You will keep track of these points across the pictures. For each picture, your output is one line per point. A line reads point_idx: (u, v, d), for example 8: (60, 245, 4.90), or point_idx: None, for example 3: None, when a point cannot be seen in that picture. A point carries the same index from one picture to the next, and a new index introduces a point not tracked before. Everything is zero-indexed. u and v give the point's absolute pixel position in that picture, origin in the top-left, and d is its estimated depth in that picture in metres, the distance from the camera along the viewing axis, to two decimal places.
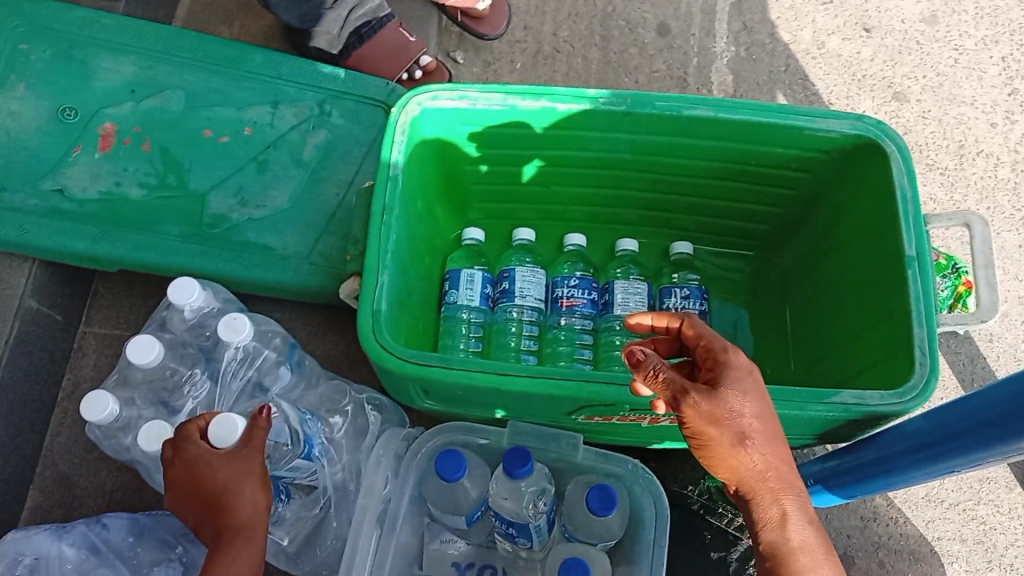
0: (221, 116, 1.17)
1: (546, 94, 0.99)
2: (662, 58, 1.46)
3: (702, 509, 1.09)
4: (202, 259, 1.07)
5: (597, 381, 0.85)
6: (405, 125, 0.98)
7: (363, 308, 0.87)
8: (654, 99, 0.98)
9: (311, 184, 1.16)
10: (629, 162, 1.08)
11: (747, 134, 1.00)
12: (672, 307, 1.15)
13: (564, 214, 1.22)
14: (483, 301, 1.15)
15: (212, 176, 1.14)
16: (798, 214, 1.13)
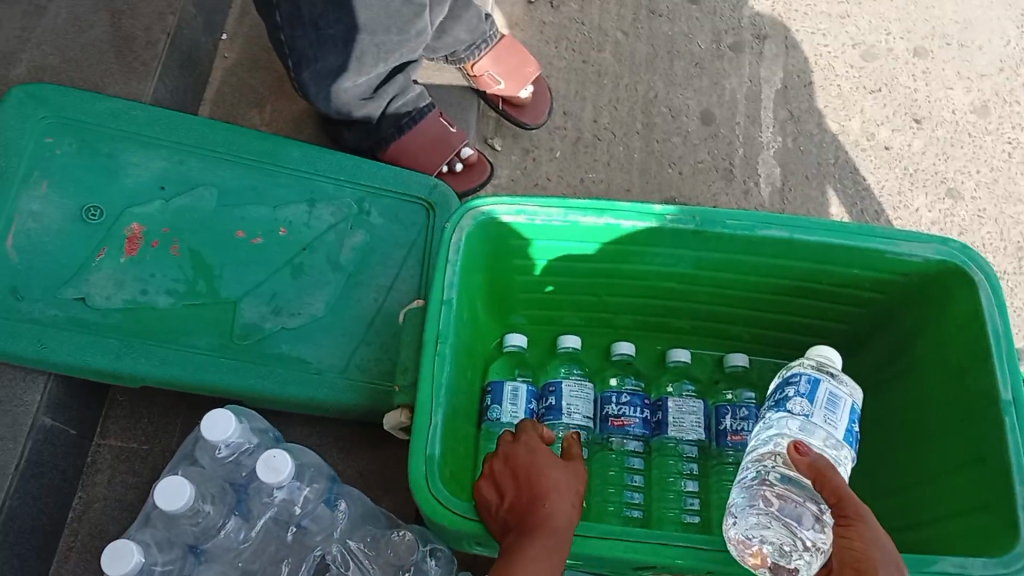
0: (254, 215, 1.11)
1: (609, 210, 0.92)
2: (705, 147, 1.41)
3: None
4: (231, 376, 1.00)
5: (672, 545, 0.76)
6: (459, 241, 0.91)
7: (416, 453, 0.80)
8: (726, 218, 0.92)
9: (348, 289, 1.09)
10: (690, 276, 1.01)
11: (822, 255, 0.94)
12: (728, 430, 1.06)
13: (610, 322, 1.16)
14: (528, 418, 1.08)
15: (244, 281, 1.07)
16: (864, 332, 1.07)
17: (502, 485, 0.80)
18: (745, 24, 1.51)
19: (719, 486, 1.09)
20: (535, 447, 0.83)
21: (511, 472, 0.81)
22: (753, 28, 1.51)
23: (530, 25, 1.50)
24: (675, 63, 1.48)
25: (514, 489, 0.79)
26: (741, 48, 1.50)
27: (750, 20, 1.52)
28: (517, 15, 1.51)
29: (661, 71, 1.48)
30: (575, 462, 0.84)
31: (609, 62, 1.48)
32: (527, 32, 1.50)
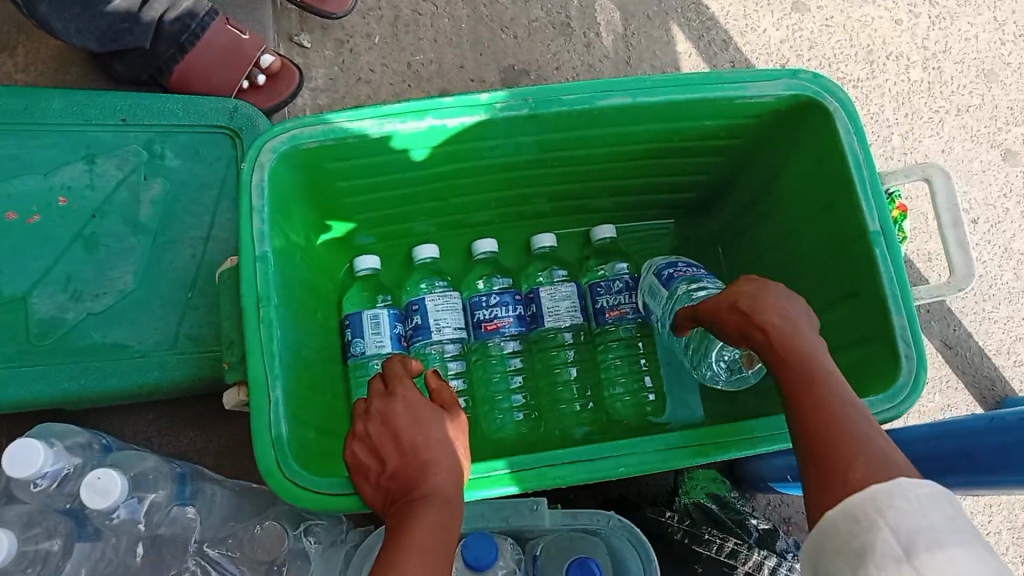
0: (25, 188, 0.94)
1: (429, 109, 0.80)
2: (539, 3, 1.27)
3: (687, 537, 0.91)
4: (39, 384, 0.88)
5: (558, 465, 0.68)
6: (262, 182, 0.77)
7: (259, 436, 0.70)
8: (560, 92, 0.80)
9: (157, 252, 0.95)
10: (536, 161, 0.91)
11: (670, 113, 0.84)
12: (605, 307, 1.00)
13: (466, 221, 1.05)
14: (395, 344, 0.98)
15: (30, 269, 0.92)
16: (729, 178, 1.00)
17: (377, 450, 0.66)
18: None
19: (605, 364, 1.04)
20: (409, 400, 0.69)
21: (381, 433, 0.67)
22: None
23: None
24: None
25: (394, 455, 0.65)
26: None
27: None
28: None
29: None
30: (453, 408, 0.70)
31: None
32: None
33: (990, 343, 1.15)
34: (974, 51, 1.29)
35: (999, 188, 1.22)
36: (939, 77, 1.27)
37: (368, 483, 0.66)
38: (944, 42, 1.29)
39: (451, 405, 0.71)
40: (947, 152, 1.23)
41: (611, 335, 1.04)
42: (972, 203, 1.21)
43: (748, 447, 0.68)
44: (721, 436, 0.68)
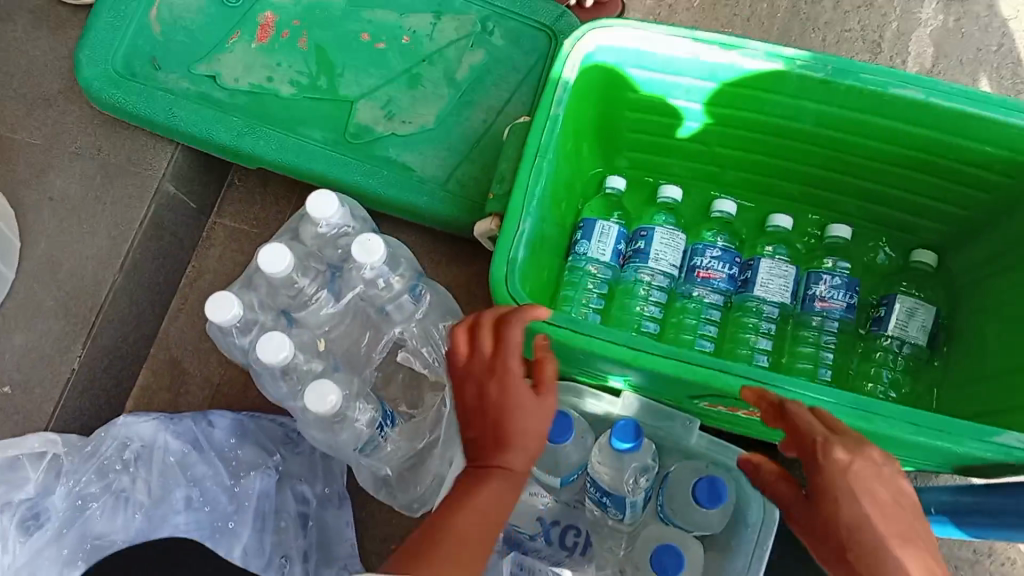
0: (381, 19, 1.12)
1: (738, 46, 0.89)
2: (857, 16, 1.31)
3: None
4: (339, 170, 1.05)
5: (732, 374, 0.79)
6: (574, 59, 0.90)
7: (499, 252, 0.83)
8: (859, 70, 0.87)
9: (459, 106, 1.10)
10: (806, 134, 0.98)
11: (951, 125, 0.89)
12: (815, 296, 1.06)
13: (717, 177, 1.13)
14: (613, 257, 1.09)
15: (363, 83, 1.10)
16: (982, 221, 1.02)
17: (471, 363, 0.72)
18: None
19: (793, 351, 1.09)
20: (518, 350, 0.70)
21: (487, 372, 0.70)
22: None
23: None
24: None
25: (479, 397, 0.70)
26: None
27: None
28: None
29: None
30: (547, 395, 0.71)
31: None
32: None
33: None
34: None
35: None
36: None
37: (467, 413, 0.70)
38: None
39: (547, 385, 0.72)
40: None
41: (808, 327, 1.08)
42: None
43: (910, 430, 0.76)
44: (881, 407, 0.77)
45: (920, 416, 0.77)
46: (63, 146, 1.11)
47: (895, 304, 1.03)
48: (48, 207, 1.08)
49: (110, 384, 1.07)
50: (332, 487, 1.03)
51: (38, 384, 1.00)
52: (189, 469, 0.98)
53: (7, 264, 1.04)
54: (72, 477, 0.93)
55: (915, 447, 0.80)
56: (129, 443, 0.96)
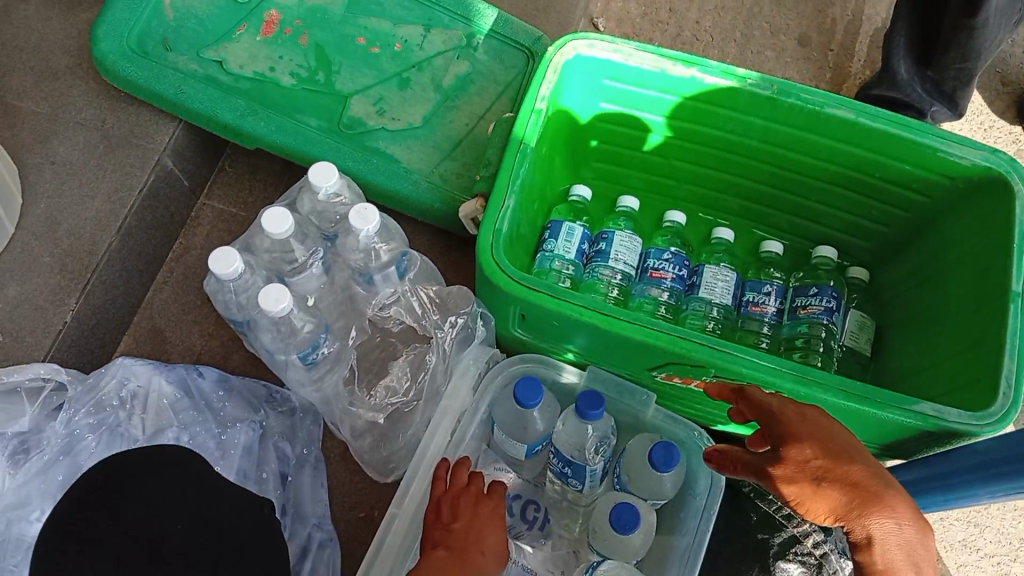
0: (376, 27, 1.22)
1: (698, 64, 1.01)
2: (796, 66, 1.48)
3: (753, 491, 1.07)
4: (333, 156, 1.12)
5: (695, 340, 0.88)
6: (558, 65, 1.01)
7: (486, 224, 0.93)
8: (800, 90, 1.01)
9: (445, 110, 1.21)
10: (754, 150, 1.11)
11: (880, 145, 1.03)
12: (750, 301, 1.17)
13: (670, 190, 1.25)
14: (577, 255, 1.19)
15: (357, 81, 1.19)
16: (903, 237, 1.16)
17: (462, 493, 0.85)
18: None
19: None
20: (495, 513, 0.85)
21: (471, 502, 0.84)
22: None
23: None
24: None
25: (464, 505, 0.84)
26: None
27: None
28: None
29: None
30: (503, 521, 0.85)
31: None
32: None
33: None
34: None
35: None
36: None
37: (436, 529, 0.83)
38: None
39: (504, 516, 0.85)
40: None
41: (746, 331, 1.17)
42: None
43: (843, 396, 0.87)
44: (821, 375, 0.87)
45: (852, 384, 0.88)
46: (66, 117, 1.13)
47: (847, 317, 1.15)
48: (50, 170, 1.10)
49: (96, 344, 1.10)
50: (312, 448, 1.05)
51: (31, 331, 1.02)
52: (180, 413, 0.99)
53: (8, 217, 1.05)
54: (72, 407, 0.94)
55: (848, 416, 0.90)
56: (128, 382, 0.96)
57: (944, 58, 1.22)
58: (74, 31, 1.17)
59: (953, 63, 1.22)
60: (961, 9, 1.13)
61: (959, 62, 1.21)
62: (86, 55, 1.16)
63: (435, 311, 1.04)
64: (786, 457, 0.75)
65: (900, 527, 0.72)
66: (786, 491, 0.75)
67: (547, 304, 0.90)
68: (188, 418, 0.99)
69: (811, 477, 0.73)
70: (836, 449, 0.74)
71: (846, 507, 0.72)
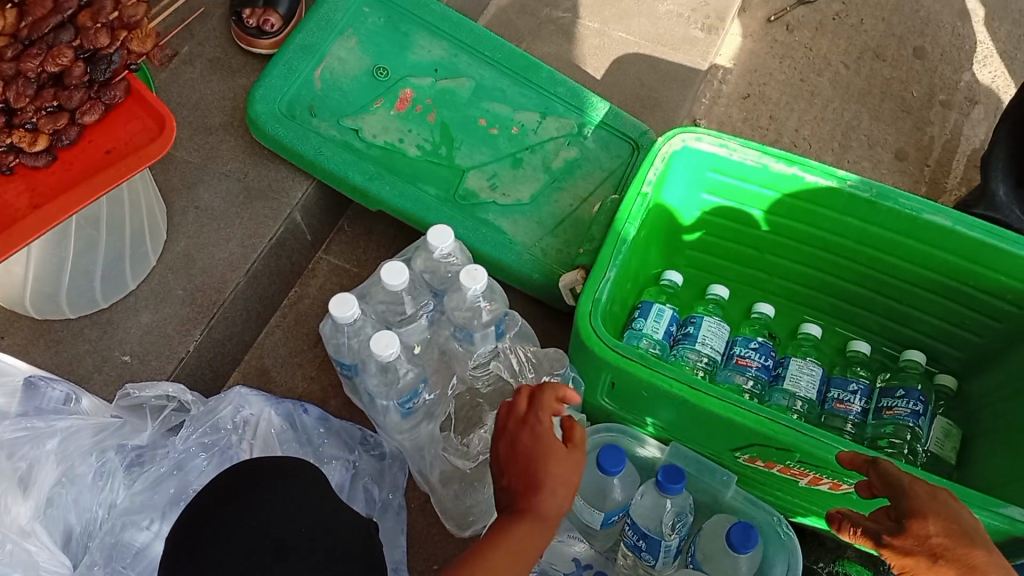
0: (497, 110, 1.33)
1: (799, 162, 1.07)
2: (892, 178, 1.52)
3: None
4: (446, 222, 1.22)
5: (780, 422, 0.90)
6: (666, 154, 1.08)
7: (587, 293, 0.99)
8: (897, 196, 1.06)
9: (552, 190, 1.29)
10: (848, 249, 1.14)
11: (976, 254, 1.05)
12: (834, 397, 1.19)
13: (761, 283, 1.29)
14: (665, 337, 1.23)
15: (475, 158, 1.29)
16: (996, 350, 1.16)
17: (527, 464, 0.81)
18: (961, 86, 1.62)
19: None
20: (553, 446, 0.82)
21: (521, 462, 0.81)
22: (967, 91, 1.62)
23: (761, 39, 1.67)
24: (885, 102, 1.61)
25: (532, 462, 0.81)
26: (950, 105, 1.60)
27: (967, 84, 1.63)
28: (753, 28, 1.69)
29: (870, 106, 1.60)
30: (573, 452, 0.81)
31: (824, 86, 1.62)
32: (757, 44, 1.67)
33: None
34: None
35: None
36: None
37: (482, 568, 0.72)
38: None
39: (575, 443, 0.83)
40: None
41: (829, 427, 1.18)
42: None
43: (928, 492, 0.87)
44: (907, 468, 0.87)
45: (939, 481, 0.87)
46: (214, 167, 1.26)
47: (934, 424, 1.15)
48: (193, 213, 1.23)
49: (209, 376, 1.19)
50: (396, 494, 1.09)
51: (156, 357, 1.12)
52: (283, 446, 1.06)
53: (153, 249, 1.16)
54: (192, 426, 1.01)
55: None
56: (242, 409, 1.04)
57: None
58: (232, 94, 1.32)
59: None
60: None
61: None
62: (238, 115, 1.30)
63: (530, 370, 1.09)
64: (909, 529, 0.75)
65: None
66: (900, 561, 0.76)
67: (637, 373, 0.94)
68: (290, 450, 1.05)
69: (930, 554, 0.73)
70: (962, 532, 0.73)
71: None
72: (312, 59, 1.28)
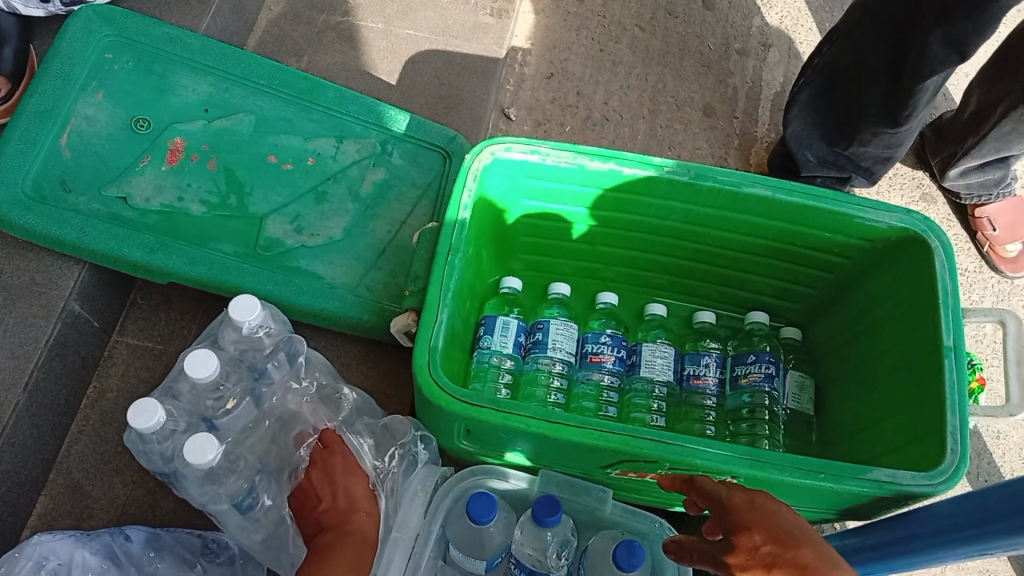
0: (286, 143, 1.20)
1: (614, 157, 1.03)
2: (704, 136, 1.52)
3: None
4: (253, 279, 1.08)
5: (646, 439, 0.87)
6: (478, 170, 1.00)
7: (421, 342, 0.90)
8: (716, 173, 1.03)
9: (365, 219, 1.18)
10: (678, 230, 1.12)
11: (796, 216, 1.05)
12: (691, 374, 1.16)
13: (601, 273, 1.25)
14: (515, 349, 1.16)
15: (272, 200, 1.15)
16: (832, 298, 1.18)
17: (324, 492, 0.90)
18: (752, 31, 1.64)
19: (683, 423, 1.17)
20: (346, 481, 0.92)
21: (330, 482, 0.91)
22: (758, 36, 1.64)
23: (553, 14, 1.62)
24: (684, 60, 1.60)
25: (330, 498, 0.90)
26: (746, 52, 1.62)
27: (757, 28, 1.64)
28: (543, 3, 1.63)
29: (671, 66, 1.59)
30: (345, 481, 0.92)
31: (623, 53, 1.59)
32: (550, 19, 1.61)
33: None
34: None
35: None
36: None
37: None
38: None
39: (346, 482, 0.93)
40: None
41: (694, 407, 1.16)
42: None
43: (799, 475, 0.86)
44: (774, 457, 0.86)
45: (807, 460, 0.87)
46: None
47: (787, 379, 1.16)
48: None
49: (8, 511, 1.01)
50: None
51: None
52: None
53: None
54: None
55: (807, 492, 0.89)
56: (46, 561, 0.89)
57: (861, 150, 1.29)
58: None
59: (875, 150, 1.28)
60: (876, 112, 1.21)
61: (880, 150, 1.28)
62: None
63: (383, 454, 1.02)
64: (738, 544, 0.71)
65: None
66: None
67: (491, 419, 0.87)
68: None
69: (762, 564, 0.69)
70: (786, 533, 0.70)
71: None
72: (54, 124, 1.10)
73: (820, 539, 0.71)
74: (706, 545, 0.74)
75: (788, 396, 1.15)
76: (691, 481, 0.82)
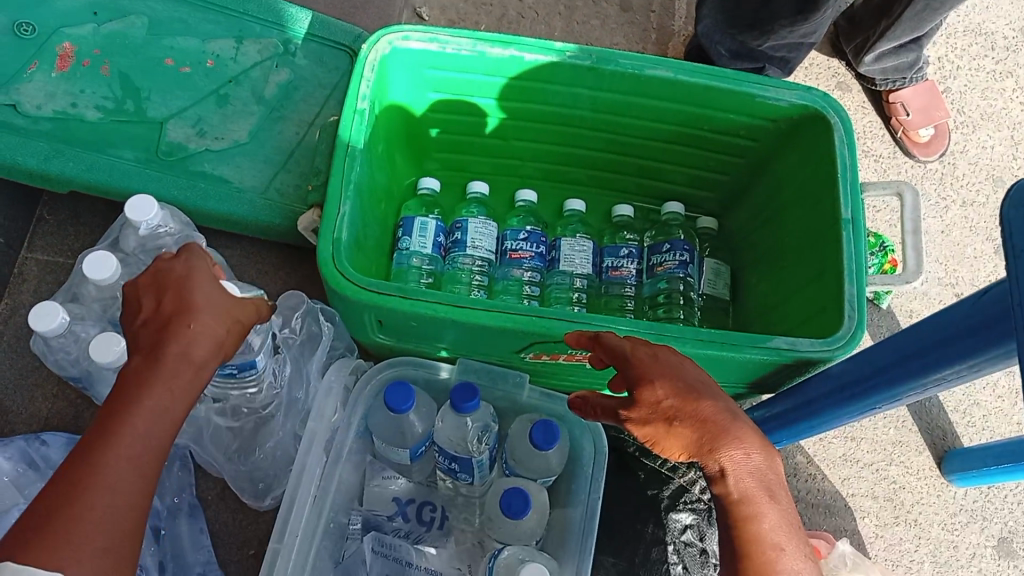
0: (183, 45, 1.15)
1: (515, 42, 1.02)
2: (622, 32, 1.50)
3: (639, 451, 1.08)
4: (155, 184, 1.06)
5: (552, 319, 0.88)
6: (375, 61, 0.99)
7: (325, 235, 0.89)
8: (618, 57, 1.03)
9: (271, 121, 1.15)
10: (587, 119, 1.12)
11: (700, 98, 1.06)
12: (610, 266, 1.17)
13: (518, 170, 1.25)
14: (435, 249, 1.16)
15: (172, 104, 1.12)
16: (744, 183, 1.20)
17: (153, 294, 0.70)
18: None
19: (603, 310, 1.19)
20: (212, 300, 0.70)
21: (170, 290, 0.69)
22: None
23: None
24: None
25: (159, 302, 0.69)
26: None
27: None
28: None
29: None
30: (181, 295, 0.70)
31: None
32: None
33: (950, 399, 1.27)
34: (987, 158, 1.49)
35: (985, 276, 1.40)
36: (952, 171, 1.48)
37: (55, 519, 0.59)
38: (962, 144, 1.50)
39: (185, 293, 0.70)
40: (945, 233, 1.42)
41: (614, 299, 1.19)
42: (959, 279, 1.39)
43: (701, 344, 0.89)
44: (675, 329, 0.89)
45: (709, 332, 0.89)
46: None
47: (703, 266, 1.19)
48: None
49: None
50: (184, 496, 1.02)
51: None
52: (26, 488, 0.91)
53: None
54: None
55: (714, 363, 0.93)
56: None
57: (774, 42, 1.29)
58: None
59: (789, 40, 1.28)
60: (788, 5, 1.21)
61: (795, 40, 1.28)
62: None
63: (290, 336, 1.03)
64: (640, 400, 0.74)
65: (748, 457, 0.70)
66: (643, 432, 0.75)
67: (398, 307, 0.87)
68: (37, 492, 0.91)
69: (665, 419, 0.72)
70: (687, 387, 0.73)
71: (699, 444, 0.71)
72: None
73: (718, 389, 0.75)
74: (612, 401, 0.77)
75: (705, 281, 1.18)
76: (596, 337, 0.81)
